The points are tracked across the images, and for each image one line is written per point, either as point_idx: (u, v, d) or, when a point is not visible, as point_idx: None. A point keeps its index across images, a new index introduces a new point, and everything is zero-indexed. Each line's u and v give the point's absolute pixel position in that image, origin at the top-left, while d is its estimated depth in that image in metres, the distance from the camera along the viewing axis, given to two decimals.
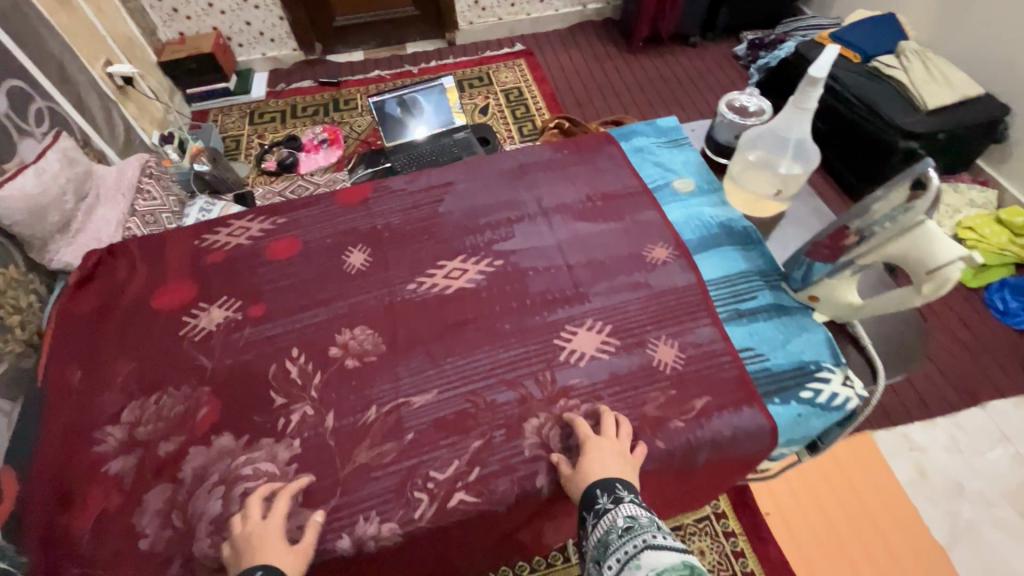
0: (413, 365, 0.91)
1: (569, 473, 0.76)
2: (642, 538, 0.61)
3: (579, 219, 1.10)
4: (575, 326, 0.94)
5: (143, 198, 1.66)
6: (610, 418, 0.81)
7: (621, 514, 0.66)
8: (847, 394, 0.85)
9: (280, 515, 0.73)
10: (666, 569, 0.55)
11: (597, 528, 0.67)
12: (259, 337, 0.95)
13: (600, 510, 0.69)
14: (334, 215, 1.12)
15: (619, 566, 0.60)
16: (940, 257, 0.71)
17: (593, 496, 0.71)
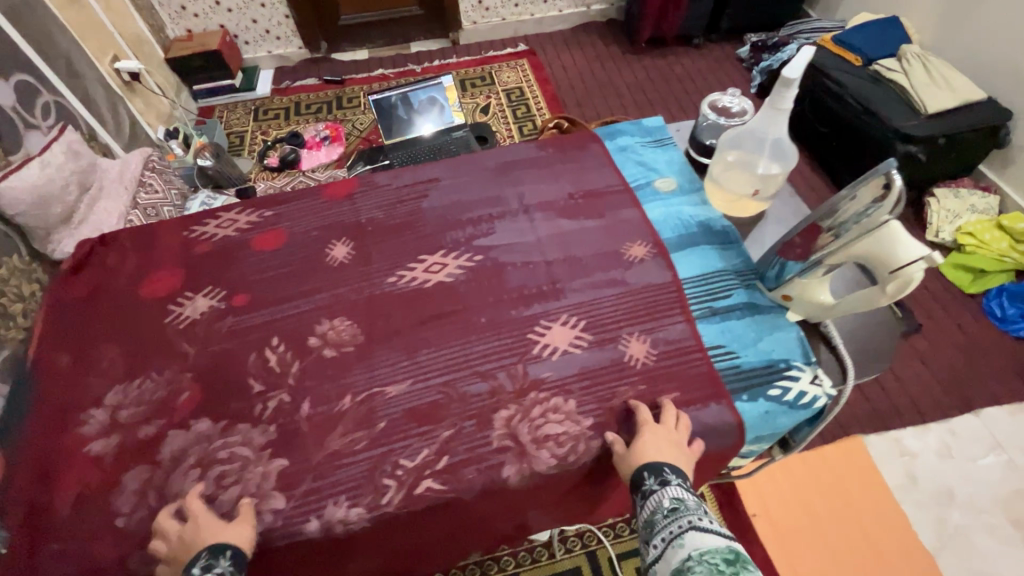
0: (389, 356, 0.93)
1: (624, 452, 0.79)
2: (686, 519, 0.68)
3: (559, 216, 1.11)
4: (549, 321, 0.96)
5: (145, 192, 1.67)
6: (671, 411, 0.82)
7: (667, 495, 0.72)
8: (815, 392, 0.85)
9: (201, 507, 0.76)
10: (710, 550, 0.63)
11: (644, 507, 0.73)
12: (241, 325, 0.98)
13: (647, 490, 0.74)
14: (320, 208, 1.14)
15: (664, 544, 0.67)
16: (902, 256, 0.71)
17: (640, 478, 0.76)
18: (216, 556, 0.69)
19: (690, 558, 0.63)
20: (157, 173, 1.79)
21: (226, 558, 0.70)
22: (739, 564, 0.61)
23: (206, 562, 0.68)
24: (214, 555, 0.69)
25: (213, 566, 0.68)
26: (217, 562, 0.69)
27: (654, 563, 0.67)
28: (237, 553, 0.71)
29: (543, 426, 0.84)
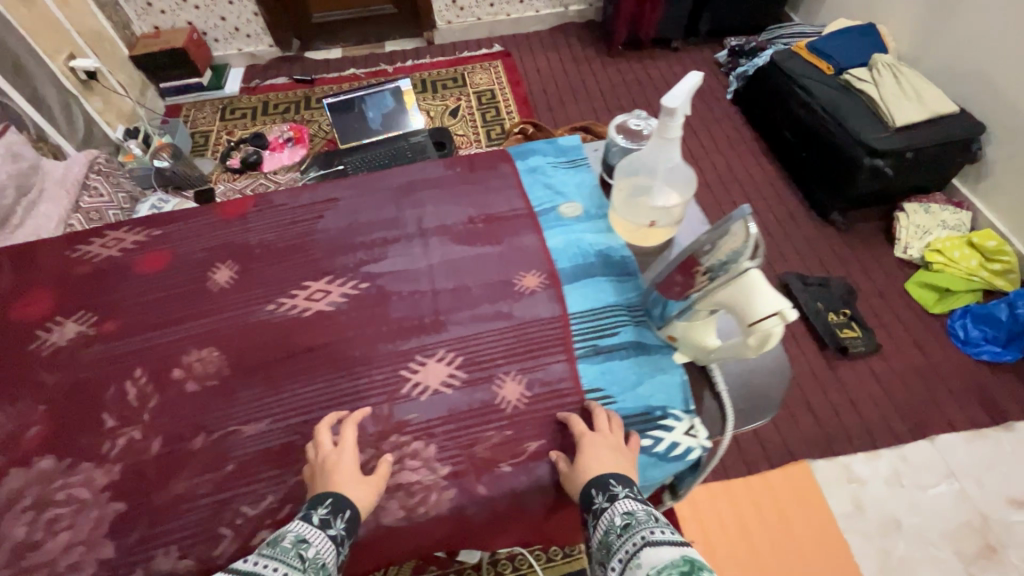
0: (252, 392, 0.88)
1: (569, 471, 0.76)
2: (640, 535, 0.62)
3: (456, 242, 1.06)
4: (425, 357, 0.91)
5: (89, 194, 1.72)
6: (602, 414, 0.81)
7: (618, 511, 0.67)
8: (689, 443, 0.81)
9: (351, 445, 0.78)
10: (665, 565, 0.56)
11: (598, 529, 0.67)
12: (106, 354, 0.93)
13: (598, 509, 0.69)
14: (211, 228, 1.09)
15: (621, 566, 0.60)
16: (759, 308, 0.66)
17: (590, 494, 0.72)
18: (335, 514, 0.71)
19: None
20: (103, 176, 1.82)
21: (343, 520, 0.71)
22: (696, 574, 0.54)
23: (325, 517, 0.70)
24: (334, 510, 0.71)
25: (330, 526, 0.70)
26: (334, 521, 0.70)
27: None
28: (354, 516, 0.72)
29: (397, 474, 0.80)
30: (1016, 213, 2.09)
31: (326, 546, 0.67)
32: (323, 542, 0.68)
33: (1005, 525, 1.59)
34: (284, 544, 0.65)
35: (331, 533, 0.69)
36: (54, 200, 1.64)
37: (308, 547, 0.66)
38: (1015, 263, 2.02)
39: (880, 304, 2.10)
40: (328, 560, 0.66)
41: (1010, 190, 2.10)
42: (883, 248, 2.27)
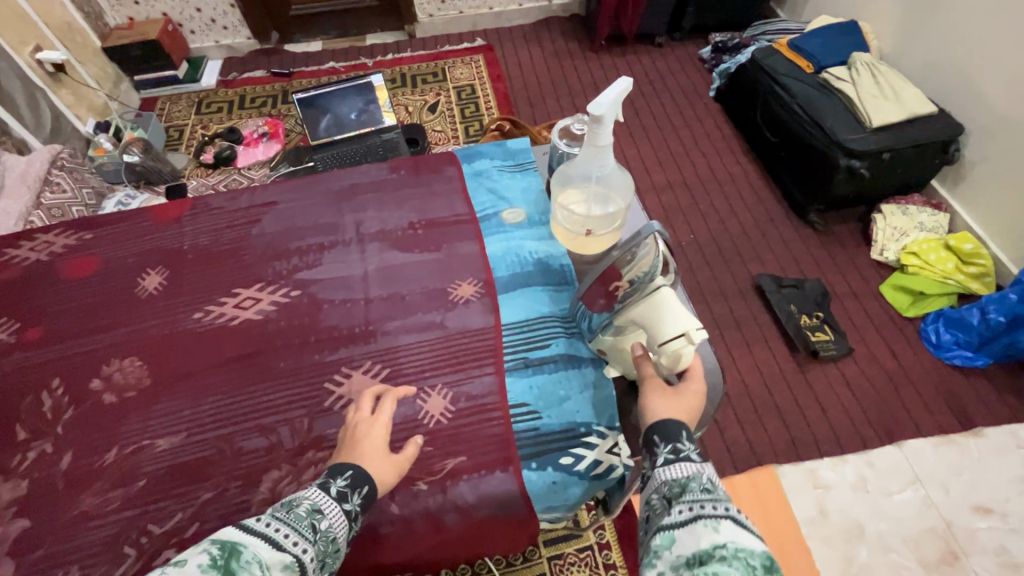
0: (169, 404, 0.86)
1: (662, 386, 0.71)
2: (725, 504, 0.55)
3: (394, 248, 1.03)
4: (351, 369, 0.88)
5: (51, 191, 1.71)
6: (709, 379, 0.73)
7: (705, 472, 0.59)
8: (610, 462, 0.78)
9: (387, 419, 0.75)
10: (748, 549, 0.49)
11: (675, 468, 0.60)
12: (24, 363, 0.91)
13: (681, 453, 0.62)
14: (144, 232, 1.07)
15: (692, 514, 0.54)
16: (667, 326, 0.69)
17: (679, 432, 0.64)
18: (353, 488, 0.66)
19: (719, 545, 0.50)
20: (67, 172, 1.81)
21: (360, 495, 0.67)
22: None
23: (343, 490, 0.65)
24: (353, 484, 0.67)
25: (346, 500, 0.65)
26: (351, 496, 0.66)
27: (672, 530, 0.54)
28: (371, 492, 0.68)
29: None
30: (993, 216, 2.06)
31: (340, 520, 0.63)
32: (337, 515, 0.63)
33: (967, 531, 1.57)
34: (299, 511, 0.60)
35: (347, 508, 0.64)
36: (14, 196, 1.62)
37: (322, 518, 0.61)
38: (990, 266, 2.00)
39: (854, 307, 2.08)
40: (339, 534, 0.62)
41: (986, 192, 2.07)
42: (860, 250, 2.24)
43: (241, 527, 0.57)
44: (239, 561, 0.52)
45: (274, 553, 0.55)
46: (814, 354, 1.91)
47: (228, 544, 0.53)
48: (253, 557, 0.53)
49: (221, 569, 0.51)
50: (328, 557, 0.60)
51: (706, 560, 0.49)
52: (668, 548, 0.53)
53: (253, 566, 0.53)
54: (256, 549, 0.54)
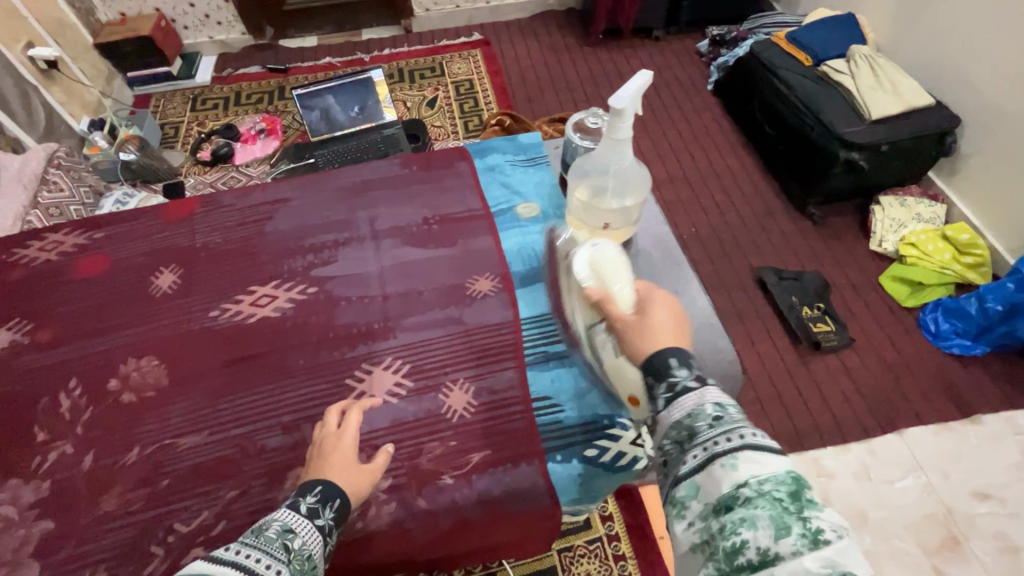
0: (188, 403, 0.85)
1: (624, 318, 0.69)
2: (738, 433, 0.52)
3: (409, 244, 1.03)
4: (371, 365, 0.89)
5: (48, 190, 1.69)
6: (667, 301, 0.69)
7: (709, 399, 0.56)
8: (634, 453, 0.80)
9: (354, 432, 0.77)
10: (769, 479, 0.48)
11: (677, 407, 0.57)
12: (37, 365, 0.90)
13: (679, 386, 0.59)
14: (154, 231, 1.05)
15: (707, 456, 0.52)
16: (579, 269, 0.81)
17: (668, 364, 0.60)
18: (324, 503, 0.66)
19: (741, 485, 0.48)
20: (64, 171, 1.78)
21: (333, 509, 0.67)
22: (805, 496, 0.47)
23: (314, 506, 0.65)
24: (323, 499, 0.67)
25: (318, 515, 0.65)
26: (322, 511, 0.66)
27: (690, 478, 0.52)
28: (344, 505, 0.68)
29: None
30: (989, 206, 2.09)
31: (313, 537, 0.63)
32: (311, 532, 0.63)
33: (967, 517, 1.60)
34: (269, 534, 0.60)
35: (319, 523, 0.64)
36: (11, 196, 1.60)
37: (295, 537, 0.61)
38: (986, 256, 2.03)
39: (854, 298, 2.10)
40: (314, 551, 0.62)
41: (982, 184, 2.10)
42: (858, 241, 2.26)
43: (211, 558, 0.55)
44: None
45: None
46: (816, 345, 1.94)
47: None
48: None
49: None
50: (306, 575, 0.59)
51: (732, 506, 0.48)
52: (694, 497, 0.52)
53: None
54: None
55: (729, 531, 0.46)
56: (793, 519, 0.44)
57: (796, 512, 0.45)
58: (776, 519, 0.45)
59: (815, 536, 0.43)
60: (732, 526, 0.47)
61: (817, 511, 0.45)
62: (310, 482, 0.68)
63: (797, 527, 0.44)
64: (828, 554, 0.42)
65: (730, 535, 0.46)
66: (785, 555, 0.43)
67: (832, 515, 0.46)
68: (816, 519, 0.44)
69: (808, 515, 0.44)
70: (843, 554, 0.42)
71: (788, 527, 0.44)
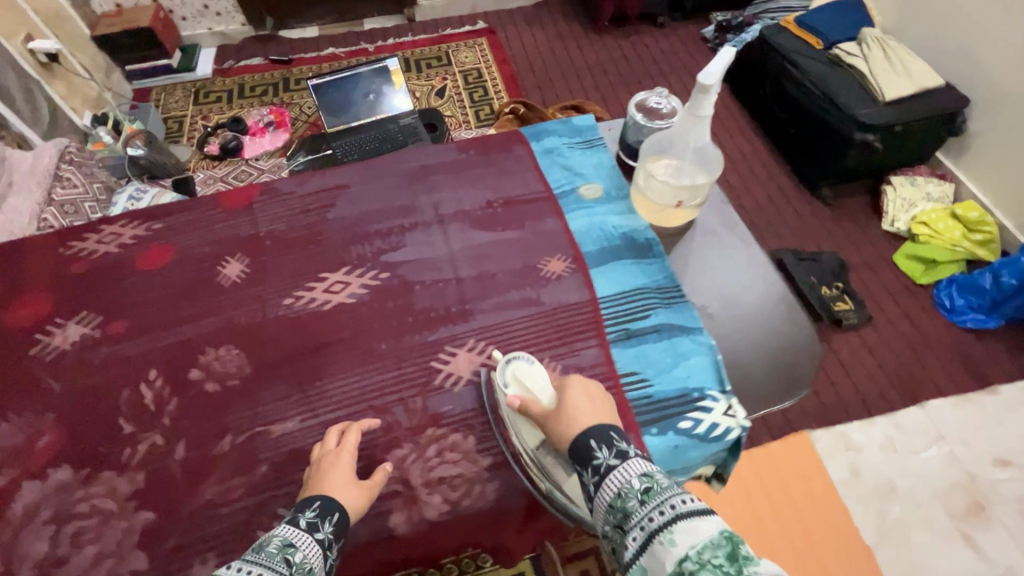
0: (277, 389, 0.85)
1: (546, 413, 0.73)
2: (669, 503, 0.54)
3: (476, 227, 1.03)
4: (455, 347, 0.89)
5: (61, 185, 1.60)
6: (581, 384, 0.75)
7: (634, 473, 0.60)
8: (728, 424, 0.80)
9: (352, 450, 0.75)
10: (706, 544, 0.49)
11: (608, 491, 0.60)
12: (113, 357, 0.88)
13: (605, 468, 0.62)
14: (215, 221, 1.04)
15: (645, 535, 0.54)
16: (499, 383, 0.79)
17: (589, 449, 0.65)
18: (323, 517, 0.66)
19: (682, 559, 0.49)
20: (76, 167, 1.69)
21: (332, 523, 0.66)
22: (741, 553, 0.48)
23: (313, 520, 0.65)
24: (322, 514, 0.66)
25: (318, 529, 0.64)
26: (322, 525, 0.65)
27: (638, 561, 0.53)
28: (343, 519, 0.67)
29: (435, 468, 0.78)
30: (998, 184, 2.14)
31: (313, 551, 0.62)
32: (311, 546, 0.62)
33: (989, 483, 1.66)
34: (270, 549, 0.59)
35: (319, 537, 0.63)
36: (24, 193, 1.53)
37: (295, 550, 0.60)
38: (996, 233, 2.08)
39: (870, 277, 2.15)
40: (314, 564, 0.61)
41: (992, 161, 2.14)
42: (872, 222, 2.31)
43: None
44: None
45: None
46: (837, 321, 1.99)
47: None
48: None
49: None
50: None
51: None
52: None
53: None
54: None
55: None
56: None
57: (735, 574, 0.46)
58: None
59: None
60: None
61: (754, 566, 0.47)
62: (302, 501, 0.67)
63: None
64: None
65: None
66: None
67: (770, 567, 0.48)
68: None
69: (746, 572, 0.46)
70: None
71: None
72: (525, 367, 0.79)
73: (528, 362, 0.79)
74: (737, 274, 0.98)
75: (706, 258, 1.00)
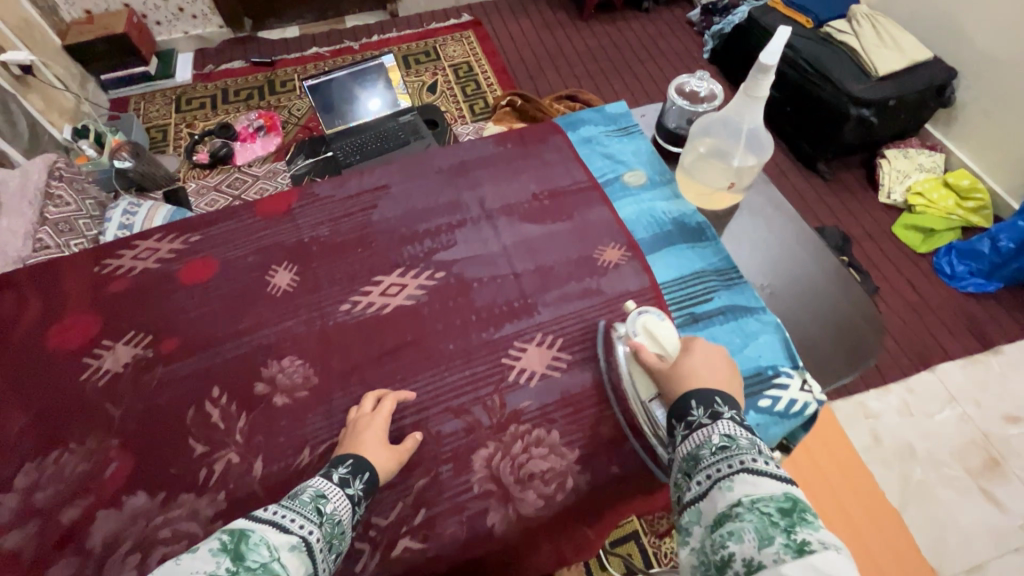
0: (349, 397, 0.83)
1: (662, 366, 0.74)
2: (738, 459, 0.56)
3: (526, 221, 1.02)
4: (524, 342, 0.88)
5: (53, 204, 1.42)
6: (696, 352, 0.73)
7: (717, 431, 0.60)
8: (805, 399, 0.82)
9: (387, 416, 0.77)
10: (762, 497, 0.51)
11: (689, 441, 0.62)
12: (173, 376, 0.85)
13: (694, 423, 0.63)
14: (256, 229, 1.01)
15: (709, 482, 0.56)
16: (628, 329, 0.81)
17: (686, 407, 0.66)
18: (355, 474, 0.69)
19: (734, 503, 0.52)
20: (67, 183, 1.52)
21: (362, 481, 0.69)
22: (796, 514, 0.49)
23: (345, 475, 0.67)
24: (354, 470, 0.69)
25: (349, 485, 0.67)
26: (353, 481, 0.68)
27: (695, 504, 0.56)
28: (372, 479, 0.70)
29: (525, 465, 0.77)
30: (988, 152, 2.12)
31: (344, 504, 0.64)
32: (341, 499, 0.65)
33: (1003, 439, 1.67)
34: (304, 498, 0.62)
35: (350, 492, 0.66)
36: (16, 213, 1.37)
37: (327, 501, 0.63)
38: (987, 199, 2.09)
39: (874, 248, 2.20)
40: (344, 517, 0.64)
41: (981, 131, 2.13)
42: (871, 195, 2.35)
43: (249, 517, 0.57)
44: (248, 545, 0.52)
45: (282, 535, 0.56)
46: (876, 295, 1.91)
47: (236, 530, 0.53)
48: (261, 539, 0.54)
49: (231, 553, 0.51)
50: (335, 537, 0.61)
51: (723, 521, 0.51)
52: (698, 521, 0.55)
53: (262, 548, 0.53)
54: (263, 533, 0.55)
55: (719, 545, 0.50)
56: (777, 534, 0.47)
57: (785, 527, 0.48)
58: (761, 531, 0.48)
59: (799, 547, 0.46)
60: (722, 540, 0.50)
61: (810, 530, 0.47)
62: (335, 459, 0.70)
63: (780, 540, 0.46)
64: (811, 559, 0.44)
65: (719, 550, 0.49)
66: (767, 563, 0.45)
67: (830, 536, 0.47)
68: (800, 533, 0.46)
69: (794, 529, 0.47)
70: (829, 563, 0.44)
71: (771, 537, 0.47)
72: (664, 326, 0.80)
73: (660, 318, 0.80)
74: (790, 252, 1.01)
75: (753, 239, 1.02)
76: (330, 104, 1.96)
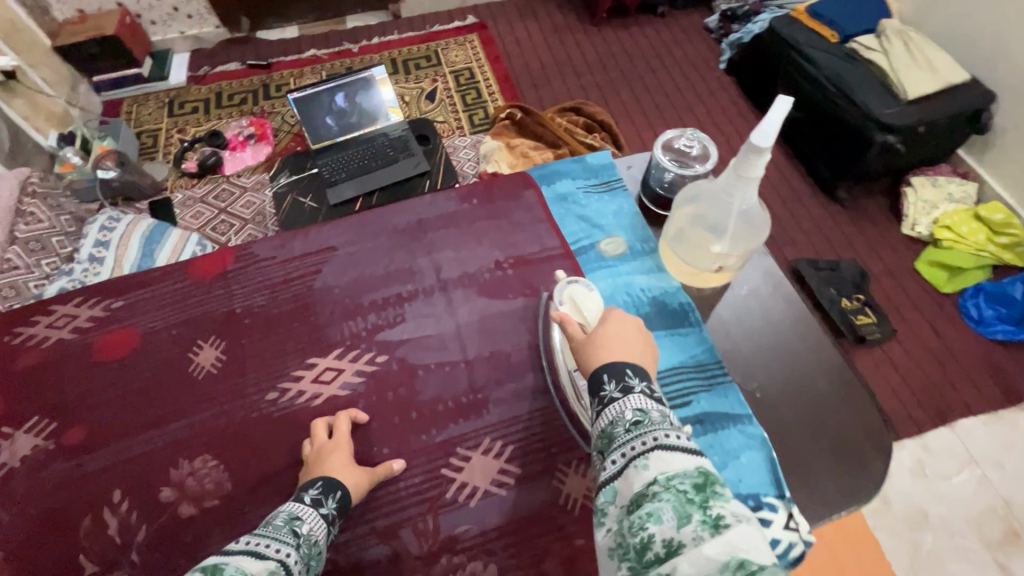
0: (263, 511, 0.73)
1: (581, 338, 0.65)
2: (651, 436, 0.49)
3: (483, 295, 0.90)
4: (468, 449, 0.77)
5: (23, 220, 1.19)
6: (612, 320, 0.65)
7: (629, 405, 0.53)
8: (790, 539, 0.69)
9: (349, 442, 0.74)
10: (677, 473, 0.45)
11: (601, 417, 0.54)
12: (72, 474, 0.76)
13: (606, 398, 0.56)
14: (185, 294, 0.91)
15: (624, 461, 0.49)
16: (556, 299, 0.83)
17: (598, 382, 0.57)
18: (326, 493, 0.67)
19: (651, 482, 0.45)
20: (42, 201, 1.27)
21: (335, 500, 0.67)
22: (711, 488, 0.43)
23: (317, 496, 0.66)
24: (326, 490, 0.67)
25: (322, 505, 0.65)
26: (326, 501, 0.66)
27: (609, 484, 0.49)
28: (345, 497, 0.68)
29: None
30: None
31: (319, 525, 0.62)
32: (316, 521, 0.62)
33: None
34: (277, 522, 0.59)
35: (323, 512, 0.64)
36: None
37: (302, 523, 0.60)
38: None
39: None
40: (320, 539, 0.61)
41: (1019, 160, 1.92)
42: None
43: (220, 552, 0.52)
44: None
45: (258, 562, 0.51)
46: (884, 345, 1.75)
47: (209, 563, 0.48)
48: (238, 569, 0.48)
49: None
50: (312, 559, 0.58)
51: (641, 502, 0.44)
52: (613, 502, 0.48)
53: None
54: (238, 563, 0.49)
55: (637, 527, 0.43)
56: (693, 511, 0.41)
57: (701, 503, 0.42)
58: (679, 509, 0.42)
59: (716, 522, 0.40)
60: (639, 522, 0.43)
61: (724, 501, 0.42)
62: (309, 483, 0.68)
63: (698, 518, 0.40)
64: (728, 537, 0.39)
65: (638, 533, 0.42)
66: (687, 542, 0.39)
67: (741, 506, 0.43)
68: (716, 507, 0.41)
69: (710, 503, 0.41)
70: (744, 537, 0.39)
71: (689, 515, 0.41)
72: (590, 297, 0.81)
73: (587, 288, 0.82)
74: (783, 343, 0.88)
75: (741, 327, 0.89)
76: (316, 122, 1.76)
